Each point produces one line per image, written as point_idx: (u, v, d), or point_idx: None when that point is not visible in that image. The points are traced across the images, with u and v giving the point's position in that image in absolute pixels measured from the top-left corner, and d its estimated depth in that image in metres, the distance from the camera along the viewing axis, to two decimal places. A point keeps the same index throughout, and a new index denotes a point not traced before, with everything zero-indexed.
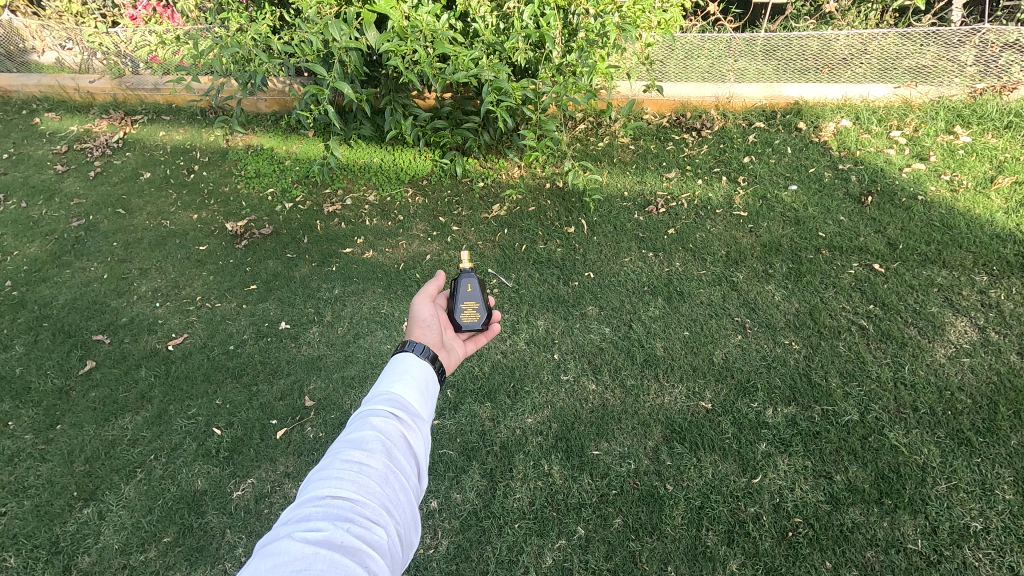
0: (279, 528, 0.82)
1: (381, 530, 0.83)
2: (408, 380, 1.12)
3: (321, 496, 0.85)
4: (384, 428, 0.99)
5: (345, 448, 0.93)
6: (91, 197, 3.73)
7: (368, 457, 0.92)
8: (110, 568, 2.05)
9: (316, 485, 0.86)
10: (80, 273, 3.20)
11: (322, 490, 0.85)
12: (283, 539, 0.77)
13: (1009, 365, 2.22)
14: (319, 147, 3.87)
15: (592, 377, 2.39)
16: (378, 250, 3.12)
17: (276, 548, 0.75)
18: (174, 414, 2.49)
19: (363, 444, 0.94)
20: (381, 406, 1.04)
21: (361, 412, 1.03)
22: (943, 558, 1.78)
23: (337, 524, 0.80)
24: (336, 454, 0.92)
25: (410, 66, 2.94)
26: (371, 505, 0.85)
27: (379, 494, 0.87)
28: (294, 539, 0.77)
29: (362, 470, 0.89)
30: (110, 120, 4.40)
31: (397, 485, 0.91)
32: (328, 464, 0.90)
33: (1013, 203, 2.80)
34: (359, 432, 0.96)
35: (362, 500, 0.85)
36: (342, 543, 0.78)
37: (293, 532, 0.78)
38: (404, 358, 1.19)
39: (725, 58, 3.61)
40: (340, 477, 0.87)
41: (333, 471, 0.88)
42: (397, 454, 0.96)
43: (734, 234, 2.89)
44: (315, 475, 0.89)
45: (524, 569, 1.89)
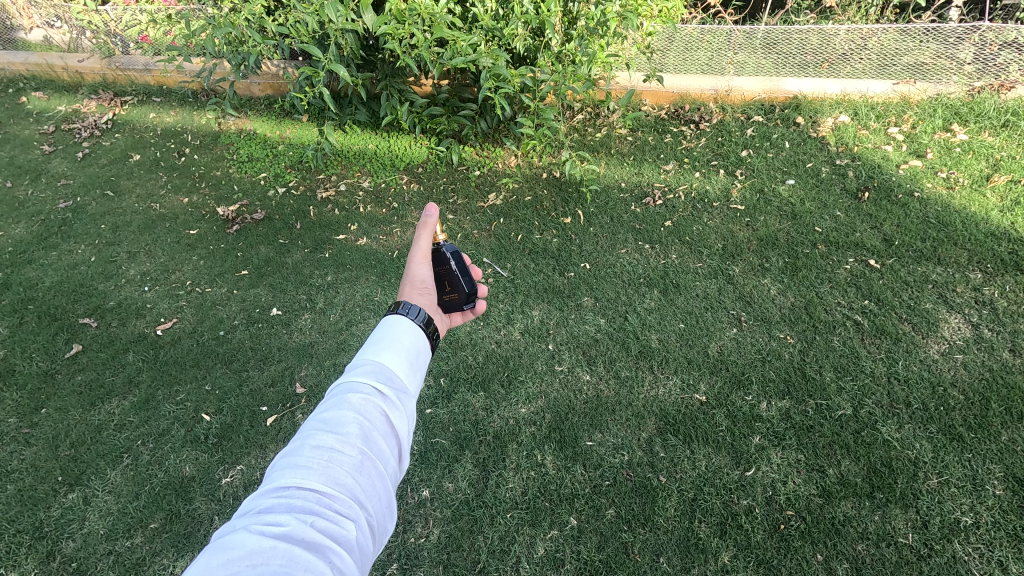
0: (239, 517, 0.79)
1: (350, 524, 0.80)
2: (393, 352, 1.08)
3: (284, 486, 0.82)
4: (361, 409, 0.95)
5: (316, 430, 0.90)
6: (78, 178, 3.65)
7: (340, 442, 0.88)
8: (95, 554, 2.01)
9: (281, 473, 0.83)
10: (67, 255, 3.14)
11: (287, 479, 0.82)
12: (240, 531, 0.74)
13: (1001, 362, 2.22)
14: (313, 132, 3.81)
15: (586, 368, 2.37)
16: (372, 237, 3.09)
17: (231, 540, 0.73)
18: (162, 399, 2.45)
19: (338, 427, 0.90)
20: (361, 382, 1.00)
21: (339, 389, 0.99)
22: (934, 552, 1.79)
23: (300, 517, 0.77)
24: (307, 437, 0.89)
25: (407, 50, 2.89)
26: (340, 497, 0.82)
27: (349, 484, 0.84)
28: (251, 532, 0.74)
29: (333, 457, 0.86)
30: (100, 101, 4.31)
31: (371, 473, 0.88)
32: (297, 451, 0.86)
33: (1009, 201, 2.81)
34: (334, 414, 0.93)
35: (331, 491, 0.82)
36: (304, 537, 0.75)
37: (251, 525, 0.76)
38: (396, 324, 1.16)
39: (724, 51, 3.58)
40: (307, 464, 0.84)
41: (302, 457, 0.85)
42: (374, 438, 0.92)
43: (731, 228, 2.88)
44: (283, 461, 0.86)
45: (515, 559, 1.88)
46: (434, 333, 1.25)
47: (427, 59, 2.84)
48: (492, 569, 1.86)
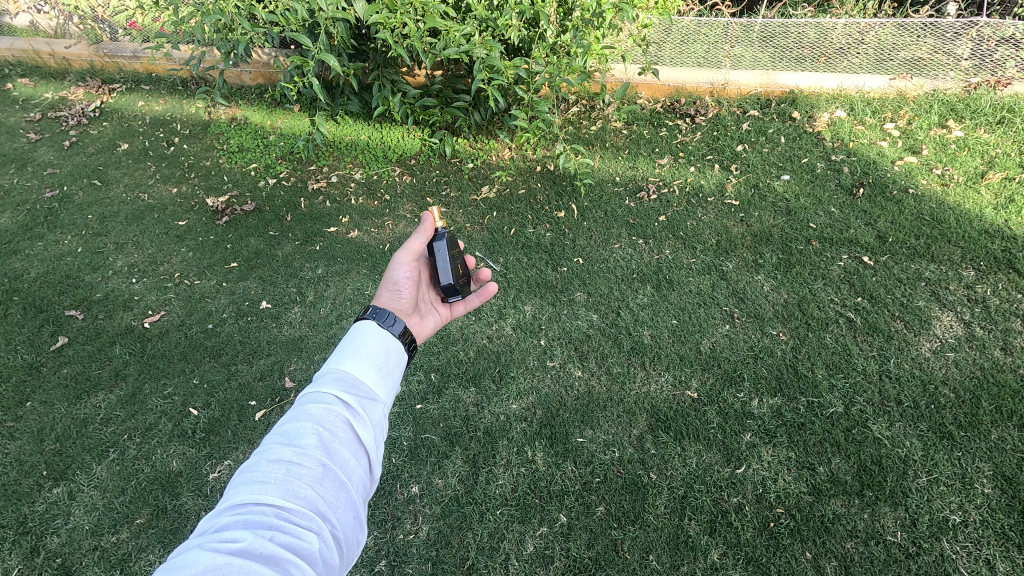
0: (195, 537, 0.77)
1: (312, 536, 0.79)
2: (361, 359, 1.07)
3: (242, 502, 0.80)
4: (324, 419, 0.94)
5: (278, 442, 0.89)
6: (65, 167, 3.59)
7: (301, 453, 0.87)
8: (80, 550, 1.99)
9: (239, 488, 0.82)
10: (53, 246, 3.10)
11: (245, 495, 0.81)
12: (194, 549, 0.73)
13: (993, 360, 2.22)
14: (305, 123, 3.76)
15: (578, 364, 2.36)
16: (363, 230, 3.05)
17: (184, 558, 0.71)
18: (149, 393, 2.42)
19: (300, 438, 0.89)
20: (326, 391, 0.99)
21: (303, 399, 0.98)
22: (922, 550, 1.79)
23: (258, 533, 0.76)
24: (267, 450, 0.88)
25: (399, 40, 2.85)
26: (302, 510, 0.81)
27: (311, 497, 0.83)
28: (206, 550, 0.73)
29: (293, 471, 0.84)
30: (87, 88, 4.24)
31: (334, 485, 0.86)
32: (257, 465, 0.85)
33: (1003, 198, 2.80)
34: (296, 425, 0.91)
35: (291, 504, 0.81)
36: (262, 552, 0.74)
37: (206, 543, 0.74)
38: (366, 329, 1.15)
39: (721, 44, 3.55)
40: (266, 478, 0.83)
41: (260, 470, 0.84)
42: (339, 448, 0.91)
43: (725, 223, 2.86)
44: (242, 477, 0.84)
45: (504, 555, 1.87)
46: (409, 339, 1.26)
47: (420, 50, 2.80)
48: (481, 566, 1.86)
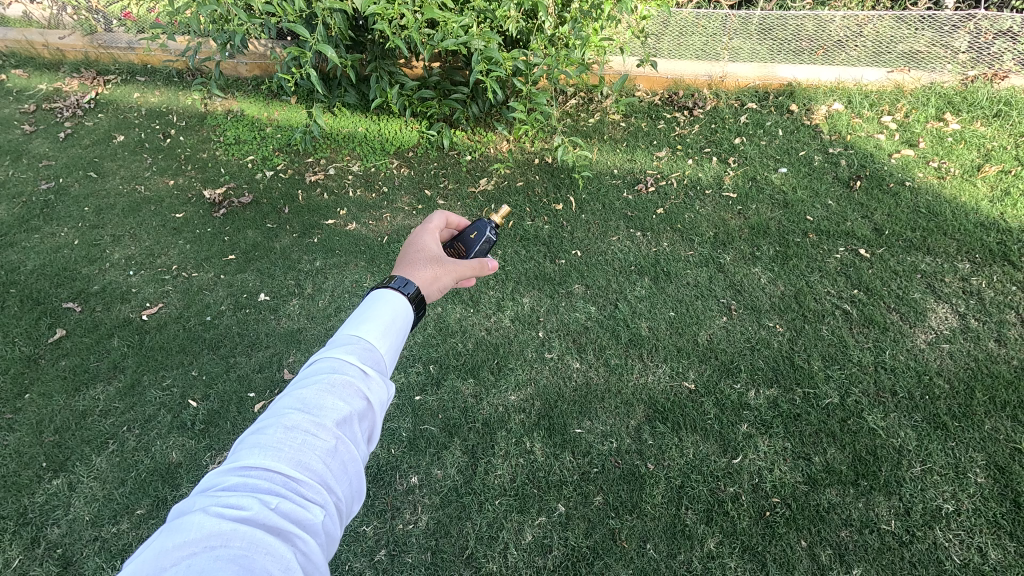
0: (200, 493, 0.78)
1: (317, 509, 0.79)
2: (377, 332, 1.06)
3: (250, 466, 0.80)
4: (339, 389, 0.93)
5: (293, 406, 0.88)
6: (61, 159, 3.57)
7: (314, 424, 0.87)
8: (81, 540, 2.00)
9: (248, 450, 0.82)
10: (49, 238, 3.08)
11: (253, 462, 0.80)
12: (199, 511, 0.73)
13: (987, 352, 2.24)
14: (302, 114, 3.75)
15: (576, 355, 2.37)
16: (361, 222, 3.05)
17: (189, 521, 0.71)
18: (148, 385, 2.43)
19: (313, 406, 0.89)
20: (342, 361, 0.98)
21: (318, 365, 0.97)
22: (915, 539, 1.82)
23: (266, 500, 0.76)
24: (278, 414, 0.87)
25: (397, 31, 2.83)
26: (309, 482, 0.81)
27: (319, 468, 0.83)
28: (211, 513, 0.72)
29: (303, 441, 0.84)
30: (82, 79, 4.21)
31: (342, 458, 0.87)
32: (267, 430, 0.85)
33: (999, 191, 2.81)
34: (309, 392, 0.91)
35: (301, 471, 0.81)
36: (268, 521, 0.74)
37: (211, 506, 0.74)
38: (386, 301, 1.13)
39: (720, 36, 3.55)
40: (276, 443, 0.83)
41: (271, 435, 0.84)
42: (351, 420, 0.91)
43: (722, 216, 2.87)
44: (251, 442, 0.84)
45: (503, 545, 1.89)
46: (420, 302, 1.25)
47: (418, 41, 2.79)
48: (480, 555, 1.87)
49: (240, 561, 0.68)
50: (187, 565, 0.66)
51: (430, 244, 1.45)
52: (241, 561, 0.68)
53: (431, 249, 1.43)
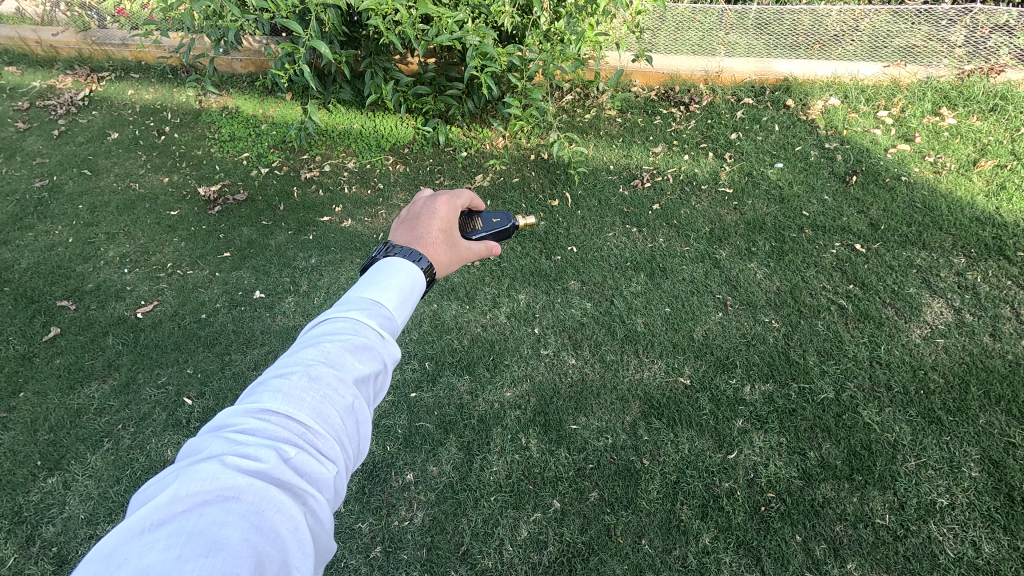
0: (211, 439, 0.76)
1: (330, 466, 0.79)
2: (392, 297, 1.05)
3: (265, 418, 0.79)
4: (355, 348, 0.92)
5: (307, 362, 0.87)
6: (54, 156, 3.56)
7: (331, 380, 0.86)
8: (76, 538, 2.00)
9: (261, 403, 0.80)
10: (43, 236, 3.07)
11: (268, 413, 0.79)
12: (213, 461, 0.71)
13: (982, 346, 2.24)
14: (297, 110, 3.73)
15: (572, 352, 2.37)
16: (356, 219, 3.04)
17: (203, 469, 0.69)
18: (143, 383, 2.42)
19: (328, 364, 0.87)
20: (360, 319, 0.97)
21: (335, 321, 0.96)
22: (909, 533, 1.82)
23: (280, 454, 0.75)
24: (292, 367, 0.86)
25: (391, 27, 2.82)
26: (323, 438, 0.80)
27: (334, 426, 0.82)
28: (226, 464, 0.71)
29: (320, 397, 0.83)
30: (76, 76, 4.18)
31: (355, 417, 0.86)
32: (282, 382, 0.83)
33: (994, 186, 2.82)
34: (326, 348, 0.89)
35: (313, 430, 0.80)
36: (282, 476, 0.73)
37: (225, 456, 0.72)
38: (400, 266, 1.13)
39: (716, 31, 3.53)
40: (290, 398, 0.81)
41: (285, 389, 0.82)
42: (364, 381, 0.90)
43: (718, 211, 2.87)
44: (265, 392, 0.82)
45: (498, 541, 1.89)
46: (433, 277, 1.23)
47: (412, 37, 2.79)
48: (475, 551, 1.87)
49: (251, 516, 0.67)
50: (199, 514, 0.65)
51: (446, 213, 1.41)
52: (253, 516, 0.67)
53: (446, 220, 1.39)
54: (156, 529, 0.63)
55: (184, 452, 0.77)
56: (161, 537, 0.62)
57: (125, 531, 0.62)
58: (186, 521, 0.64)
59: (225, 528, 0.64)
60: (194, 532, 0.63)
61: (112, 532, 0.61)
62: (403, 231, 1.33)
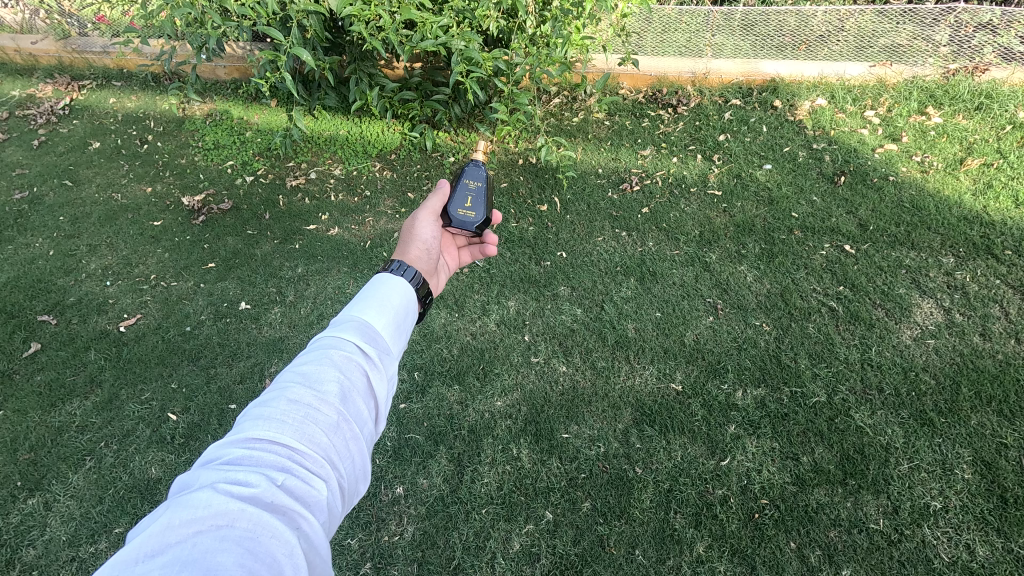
0: (199, 470, 0.72)
1: (322, 485, 0.75)
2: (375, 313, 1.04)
3: (255, 440, 0.76)
4: (345, 366, 0.90)
5: (290, 384, 0.84)
6: (35, 167, 3.49)
7: (319, 399, 0.83)
8: (57, 561, 1.95)
9: (245, 429, 0.77)
10: (23, 249, 3.01)
11: (258, 434, 0.76)
12: (205, 488, 0.68)
13: (972, 346, 2.24)
14: (282, 117, 3.69)
15: (562, 359, 2.34)
16: (343, 226, 3.00)
17: (195, 497, 0.66)
18: (126, 399, 2.37)
19: (314, 385, 0.84)
20: (348, 337, 0.95)
21: (322, 342, 0.94)
22: (903, 537, 1.81)
23: (271, 478, 0.72)
24: (275, 392, 0.83)
25: (375, 33, 2.79)
26: (314, 458, 0.77)
27: (324, 444, 0.79)
28: (218, 491, 0.68)
29: (310, 415, 0.80)
30: (56, 85, 4.12)
31: (346, 435, 0.83)
32: (271, 404, 0.80)
33: (981, 184, 2.82)
34: (313, 369, 0.87)
35: (302, 451, 0.77)
36: (274, 500, 0.69)
37: (216, 483, 0.69)
38: (388, 281, 1.11)
39: (703, 32, 3.53)
40: (279, 421, 0.78)
41: (271, 413, 0.79)
42: (353, 400, 0.87)
43: (707, 214, 2.86)
44: (255, 415, 0.79)
45: (491, 554, 1.86)
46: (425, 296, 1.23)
47: (395, 43, 2.76)
48: (468, 566, 1.84)
49: (246, 542, 0.64)
50: (193, 542, 0.62)
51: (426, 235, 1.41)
52: (247, 542, 0.64)
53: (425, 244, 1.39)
54: (150, 559, 0.59)
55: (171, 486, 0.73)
56: (156, 566, 0.58)
57: (118, 564, 0.58)
58: (180, 550, 0.60)
59: (219, 555, 0.61)
60: (188, 560, 0.59)
61: (104, 567, 0.58)
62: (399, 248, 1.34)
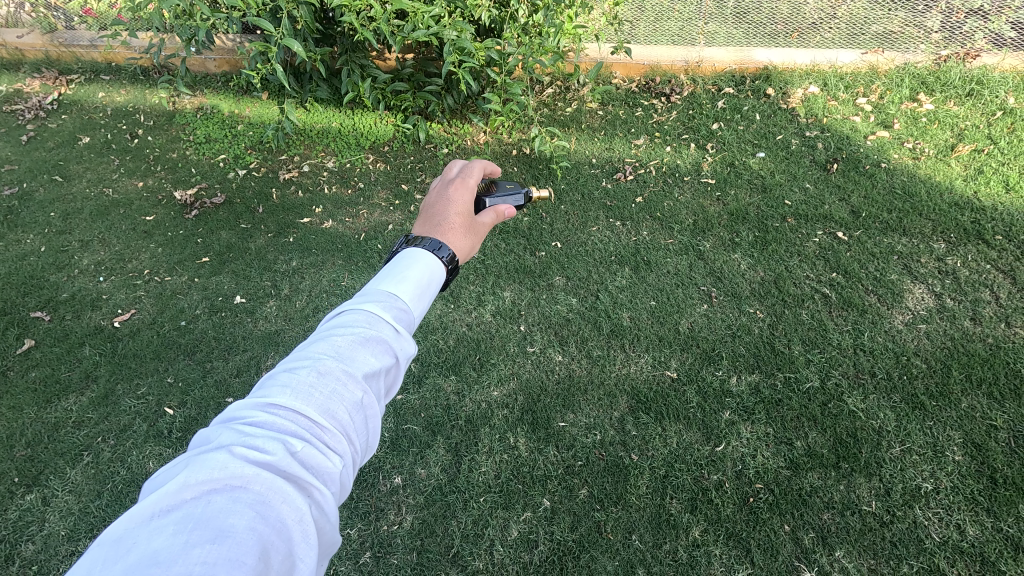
0: (221, 430, 0.74)
1: (337, 459, 0.75)
2: (410, 289, 1.02)
3: (276, 406, 0.76)
4: (371, 339, 0.89)
5: (316, 351, 0.84)
6: (24, 162, 3.46)
7: (343, 371, 0.82)
8: (57, 556, 1.96)
9: (270, 394, 0.78)
10: (15, 246, 2.99)
11: (279, 401, 0.77)
12: (222, 450, 0.69)
13: (963, 330, 2.27)
14: (274, 110, 3.67)
15: (558, 348, 2.35)
16: (337, 219, 2.99)
17: (212, 459, 0.67)
18: (122, 394, 2.37)
19: (338, 357, 0.84)
20: (377, 309, 0.94)
21: (351, 311, 0.93)
22: (895, 518, 1.84)
23: (288, 446, 0.72)
24: (302, 359, 0.83)
25: (365, 23, 2.76)
26: (331, 431, 0.77)
27: (343, 417, 0.79)
28: (235, 454, 0.69)
29: (331, 386, 0.80)
30: (43, 80, 4.07)
31: (366, 410, 0.83)
32: (294, 371, 0.80)
33: (972, 170, 2.84)
34: (338, 339, 0.86)
35: (322, 422, 0.77)
36: (289, 468, 0.70)
37: (234, 446, 0.70)
38: (420, 256, 1.09)
39: (695, 21, 3.56)
40: (302, 390, 0.78)
41: (295, 382, 0.79)
42: (376, 375, 0.86)
43: (701, 203, 2.87)
44: (277, 381, 0.80)
45: (489, 542, 1.88)
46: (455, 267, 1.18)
47: (387, 33, 2.73)
48: (466, 553, 1.86)
49: (257, 506, 0.64)
50: (206, 502, 0.63)
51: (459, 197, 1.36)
52: (258, 507, 0.64)
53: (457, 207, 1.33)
54: (164, 514, 0.61)
55: (197, 441, 0.75)
56: (169, 522, 0.60)
57: (135, 516, 0.60)
58: (193, 508, 0.62)
59: (231, 517, 0.62)
60: (200, 519, 0.61)
61: (123, 516, 0.60)
62: (464, 240, 1.26)
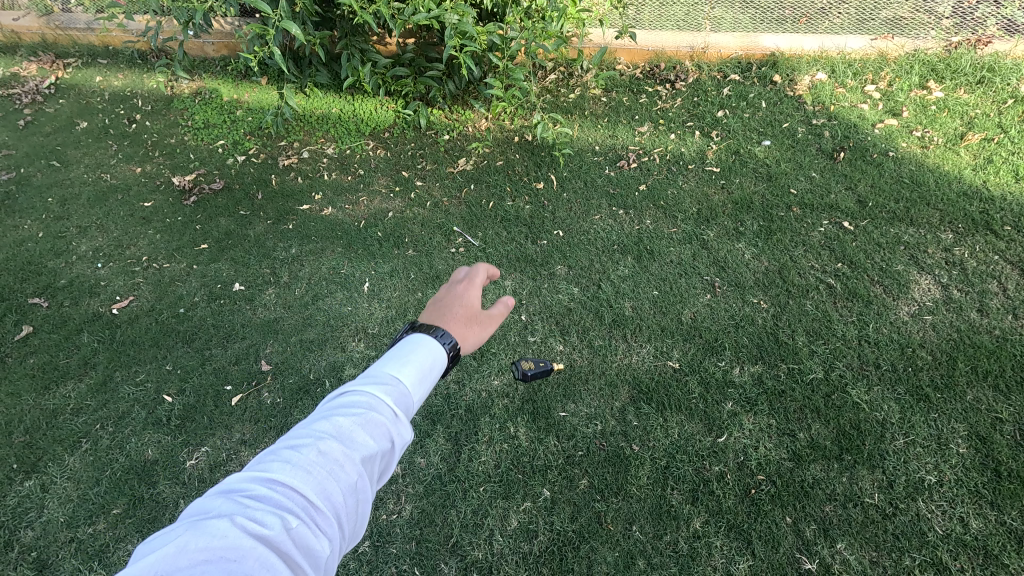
0: (222, 497, 0.71)
1: (327, 543, 0.71)
2: (422, 366, 0.98)
3: (277, 480, 0.74)
4: (382, 414, 0.86)
5: (328, 422, 0.82)
6: (21, 148, 3.42)
7: (351, 448, 0.79)
8: (56, 543, 1.95)
9: (275, 464, 0.76)
10: (12, 232, 2.96)
11: (280, 474, 0.74)
12: (218, 523, 0.67)
13: (969, 322, 2.24)
14: (273, 95, 3.62)
15: (560, 338, 2.33)
16: (337, 206, 2.96)
17: (205, 532, 0.65)
18: (120, 381, 2.36)
19: (347, 431, 0.81)
20: (394, 384, 0.91)
21: (366, 382, 0.90)
22: (898, 511, 1.82)
23: (281, 526, 0.69)
24: (313, 430, 0.80)
25: (365, 6, 2.70)
26: (327, 512, 0.73)
27: (342, 499, 0.75)
28: (228, 530, 0.66)
29: (335, 465, 0.77)
30: (40, 63, 4.01)
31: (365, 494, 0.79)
32: (300, 445, 0.78)
33: (982, 159, 2.79)
34: (349, 413, 0.83)
35: (319, 503, 0.73)
36: (276, 553, 0.66)
37: (228, 519, 0.68)
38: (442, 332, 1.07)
39: (701, 6, 3.51)
40: (306, 466, 0.75)
41: (300, 456, 0.76)
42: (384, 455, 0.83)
43: (705, 191, 2.83)
44: (283, 453, 0.77)
45: (489, 532, 1.87)
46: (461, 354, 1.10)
47: (387, 16, 2.67)
48: (465, 543, 1.85)
49: None
50: None
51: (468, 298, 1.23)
52: None
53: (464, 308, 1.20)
54: None
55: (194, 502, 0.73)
56: None
57: None
58: None
59: None
60: None
61: None
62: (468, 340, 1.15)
